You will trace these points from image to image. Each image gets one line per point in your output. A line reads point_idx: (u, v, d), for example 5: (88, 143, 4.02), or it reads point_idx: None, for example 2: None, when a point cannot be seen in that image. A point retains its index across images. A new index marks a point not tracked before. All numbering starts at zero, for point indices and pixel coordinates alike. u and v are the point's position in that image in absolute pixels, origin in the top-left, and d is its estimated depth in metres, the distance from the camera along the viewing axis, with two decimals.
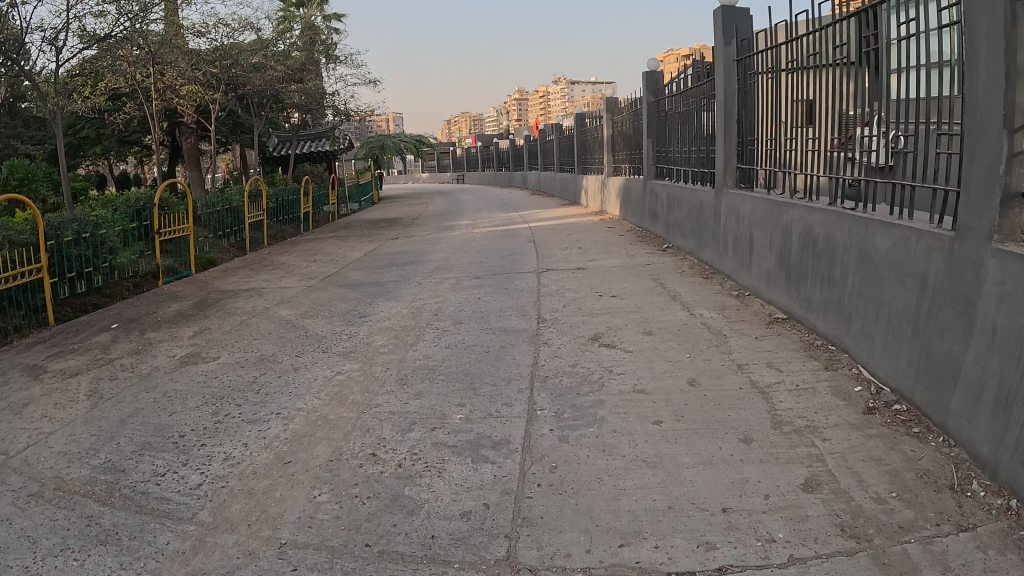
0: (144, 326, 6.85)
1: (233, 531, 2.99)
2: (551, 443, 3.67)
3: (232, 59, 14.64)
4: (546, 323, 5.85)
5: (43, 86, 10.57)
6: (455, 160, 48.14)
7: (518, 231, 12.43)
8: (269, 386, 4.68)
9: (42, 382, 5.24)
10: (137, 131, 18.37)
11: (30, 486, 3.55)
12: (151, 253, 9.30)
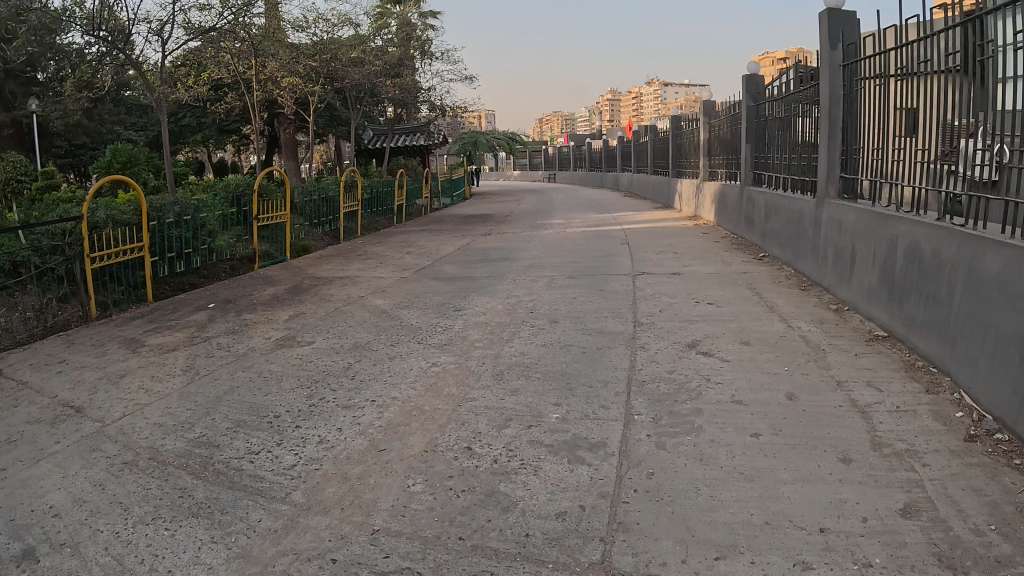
0: (240, 307, 7.04)
1: (325, 514, 3.02)
2: (649, 448, 3.60)
3: (331, 53, 14.95)
4: (641, 327, 5.75)
5: (150, 75, 11.02)
6: (546, 159, 48.12)
7: (611, 233, 12.33)
8: (363, 373, 4.74)
9: (140, 355, 5.45)
10: (236, 120, 19.00)
11: (125, 454, 3.69)
12: (249, 237, 9.59)
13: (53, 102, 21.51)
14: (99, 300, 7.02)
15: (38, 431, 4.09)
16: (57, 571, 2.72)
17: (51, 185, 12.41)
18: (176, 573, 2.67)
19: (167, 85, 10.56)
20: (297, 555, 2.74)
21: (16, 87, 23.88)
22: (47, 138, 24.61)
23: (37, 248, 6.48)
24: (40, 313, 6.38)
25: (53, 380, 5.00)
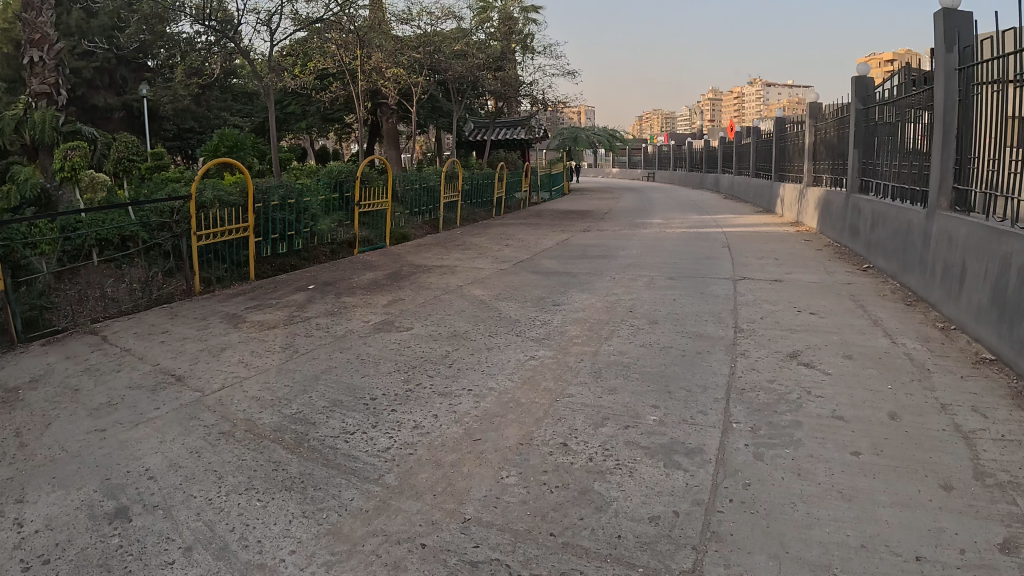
0: (340, 290, 7.22)
1: (416, 498, 3.06)
2: (745, 458, 3.52)
3: (434, 45, 15.13)
4: (741, 334, 5.63)
5: (258, 64, 11.42)
6: (645, 158, 47.58)
7: (711, 235, 12.11)
8: (461, 362, 4.79)
9: (241, 331, 5.65)
10: (340, 109, 19.48)
11: (223, 425, 3.84)
12: (350, 223, 9.83)
13: (166, 88, 22.42)
14: (203, 277, 7.34)
15: (139, 397, 4.30)
16: (149, 532, 2.85)
17: (160, 165, 13.03)
18: (265, 543, 2.75)
19: (274, 74, 10.93)
20: (388, 537, 2.78)
21: (130, 73, 24.94)
22: (158, 121, 25.65)
23: (147, 225, 6.83)
24: (145, 285, 6.81)
25: (157, 350, 5.24)
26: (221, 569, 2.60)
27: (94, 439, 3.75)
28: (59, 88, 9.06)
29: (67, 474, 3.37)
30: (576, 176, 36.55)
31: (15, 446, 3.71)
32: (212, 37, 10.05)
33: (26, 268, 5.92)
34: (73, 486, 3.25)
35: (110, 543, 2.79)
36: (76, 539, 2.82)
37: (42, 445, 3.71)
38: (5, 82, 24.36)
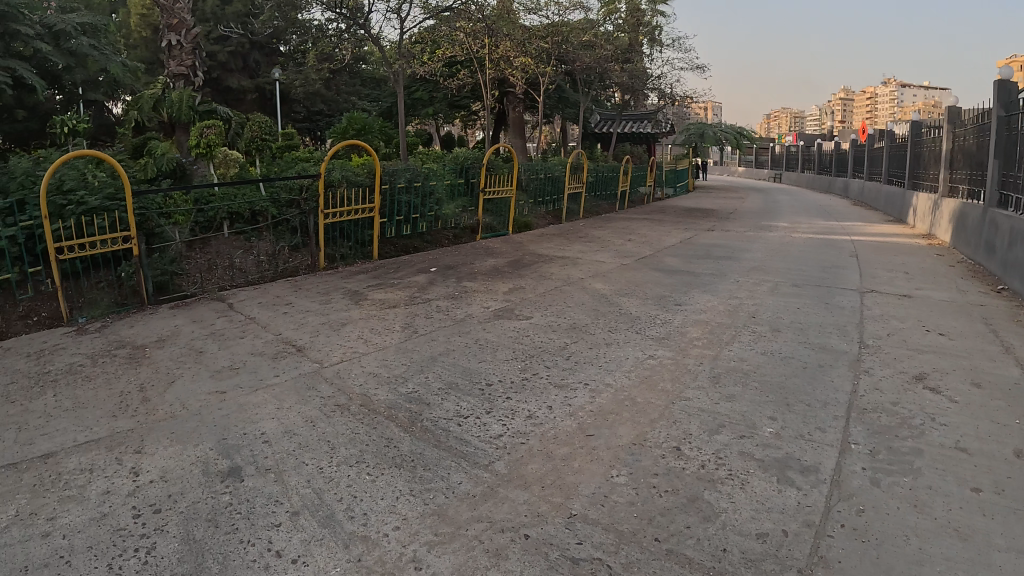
0: (460, 274, 7.30)
1: (524, 488, 3.04)
2: (861, 483, 3.29)
3: (562, 35, 15.05)
4: (867, 349, 5.34)
5: (387, 51, 11.69)
6: (773, 157, 46.11)
7: (840, 243, 11.59)
8: (579, 355, 4.74)
9: (361, 307, 5.79)
10: (468, 96, 19.72)
11: (338, 397, 3.94)
12: (474, 208, 9.92)
13: (297, 72, 23.29)
14: (328, 253, 7.59)
15: (261, 363, 4.48)
16: (259, 493, 2.95)
17: (293, 145, 13.54)
18: (370, 516, 2.79)
19: (402, 61, 11.17)
20: (492, 524, 2.77)
21: (263, 57, 26.00)
22: (289, 103, 26.64)
23: (275, 201, 7.19)
24: (272, 258, 7.12)
25: (280, 320, 5.44)
26: (324, 537, 2.65)
27: (213, 400, 3.93)
28: (197, 70, 9.64)
29: (187, 430, 3.54)
30: (700, 173, 35.80)
31: (141, 402, 3.94)
32: (342, 25, 10.37)
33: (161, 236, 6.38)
34: (193, 443, 3.40)
35: (221, 500, 2.90)
36: (188, 493, 2.96)
37: (166, 403, 3.91)
38: (144, 62, 25.99)
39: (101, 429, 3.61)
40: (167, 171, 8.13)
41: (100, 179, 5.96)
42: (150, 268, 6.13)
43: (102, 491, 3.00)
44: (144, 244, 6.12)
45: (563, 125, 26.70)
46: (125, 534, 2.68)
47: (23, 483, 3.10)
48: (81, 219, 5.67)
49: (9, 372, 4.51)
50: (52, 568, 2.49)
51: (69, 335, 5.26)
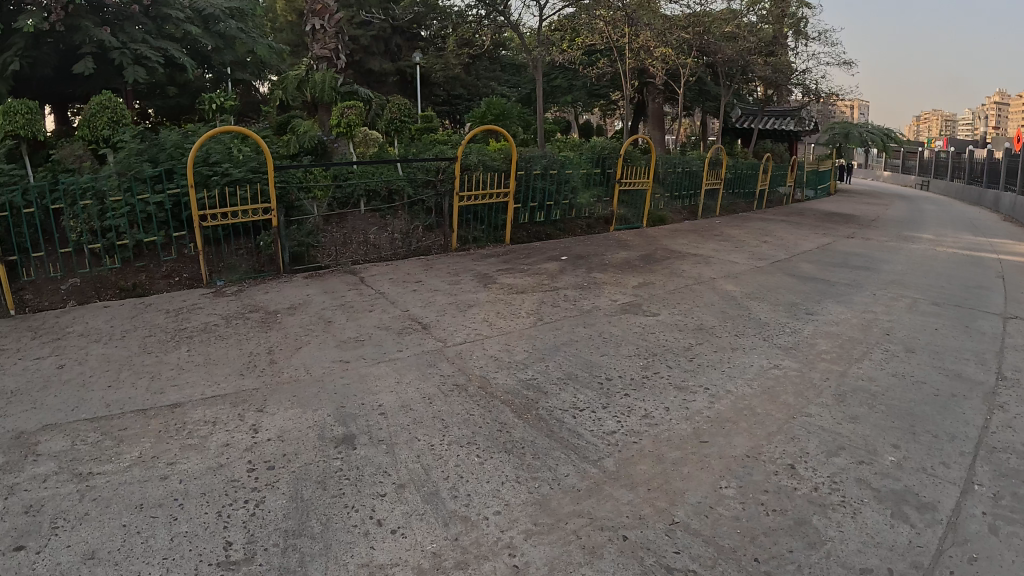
0: (590, 265, 7.24)
1: (630, 488, 2.97)
2: (980, 529, 2.91)
3: (705, 27, 14.50)
4: (1008, 381, 4.90)
5: (526, 37, 11.71)
6: (920, 163, 43.63)
7: (989, 261, 10.80)
8: (703, 358, 4.61)
9: (490, 291, 5.85)
10: (607, 86, 19.47)
11: (457, 377, 3.97)
12: (609, 199, 9.79)
13: (437, 56, 23.62)
14: (460, 235, 7.71)
15: (385, 337, 4.57)
16: (368, 463, 3.00)
17: (430, 127, 13.74)
18: (474, 499, 2.78)
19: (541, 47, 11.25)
20: (593, 520, 2.71)
21: (404, 41, 26.34)
22: (428, 87, 27.03)
23: (412, 181, 7.32)
24: (406, 236, 7.31)
25: (408, 297, 5.54)
26: (426, 512, 2.66)
27: (336, 368, 4.04)
28: (340, 52, 9.98)
29: (307, 395, 3.66)
30: (842, 173, 34.24)
31: (267, 363, 4.13)
32: (483, 9, 10.52)
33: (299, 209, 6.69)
34: (312, 407, 3.51)
35: (331, 465, 2.97)
36: (302, 454, 3.05)
37: (291, 366, 4.08)
38: (291, 45, 26.93)
39: (227, 385, 3.81)
40: (308, 148, 8.39)
41: (244, 155, 6.31)
42: (288, 239, 6.47)
43: (221, 443, 3.15)
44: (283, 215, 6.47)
45: (700, 121, 26.07)
46: (237, 486, 2.80)
47: (150, 429, 3.31)
48: (225, 190, 6.05)
49: (152, 326, 4.88)
50: (165, 509, 2.65)
51: (207, 297, 5.64)
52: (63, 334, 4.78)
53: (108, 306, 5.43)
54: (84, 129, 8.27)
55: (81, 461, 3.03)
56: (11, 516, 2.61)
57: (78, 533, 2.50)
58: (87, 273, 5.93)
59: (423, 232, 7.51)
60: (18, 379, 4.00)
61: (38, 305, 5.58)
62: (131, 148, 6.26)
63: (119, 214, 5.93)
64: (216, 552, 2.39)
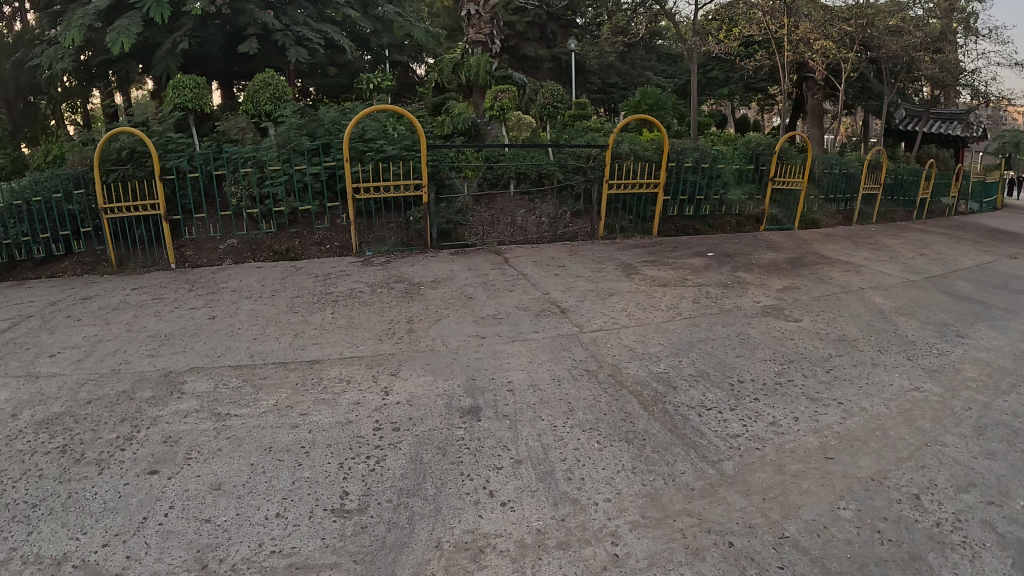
0: (738, 261, 5.95)
1: (745, 495, 2.53)
2: None
3: (867, 17, 12.57)
4: None
5: (679, 25, 11.18)
6: None
7: None
8: (848, 370, 3.62)
9: (633, 280, 5.37)
10: (765, 79, 17.69)
11: (589, 362, 3.73)
12: (761, 198, 8.55)
13: (593, 43, 23.05)
14: (607, 223, 7.52)
15: (524, 317, 4.53)
16: (490, 435, 2.99)
17: (584, 113, 13.18)
18: (588, 483, 2.63)
19: (698, 37, 11.05)
20: (699, 521, 2.38)
21: (559, 28, 25.39)
22: (584, 73, 26.50)
23: (562, 167, 7.30)
24: (553, 221, 7.30)
25: (551, 280, 5.40)
26: (538, 490, 2.60)
27: (471, 342, 4.10)
28: (494, 38, 10.10)
29: (440, 364, 3.78)
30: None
31: (406, 331, 4.34)
32: None
33: (450, 187, 7.00)
34: (443, 376, 3.62)
35: (454, 433, 3.02)
36: (427, 419, 3.15)
37: (429, 336, 4.23)
38: (448, 31, 25.79)
39: (367, 349, 4.07)
40: (462, 130, 8.58)
41: (398, 132, 6.74)
42: (438, 216, 6.79)
43: (353, 401, 3.37)
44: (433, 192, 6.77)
45: (866, 121, 24.12)
46: (362, 442, 2.98)
47: (288, 380, 3.68)
48: (377, 166, 6.53)
49: (301, 289, 5.42)
50: (292, 454, 2.91)
51: (356, 266, 6.08)
52: (216, 290, 5.57)
53: (260, 268, 6.18)
54: (248, 104, 8.76)
55: (222, 402, 3.46)
56: (153, 444, 3.08)
57: (210, 466, 2.86)
58: (246, 236, 6.79)
59: (571, 218, 7.44)
60: (177, 326, 4.75)
61: (196, 261, 6.57)
62: (290, 122, 6.82)
63: (277, 183, 6.67)
64: (331, 500, 2.57)
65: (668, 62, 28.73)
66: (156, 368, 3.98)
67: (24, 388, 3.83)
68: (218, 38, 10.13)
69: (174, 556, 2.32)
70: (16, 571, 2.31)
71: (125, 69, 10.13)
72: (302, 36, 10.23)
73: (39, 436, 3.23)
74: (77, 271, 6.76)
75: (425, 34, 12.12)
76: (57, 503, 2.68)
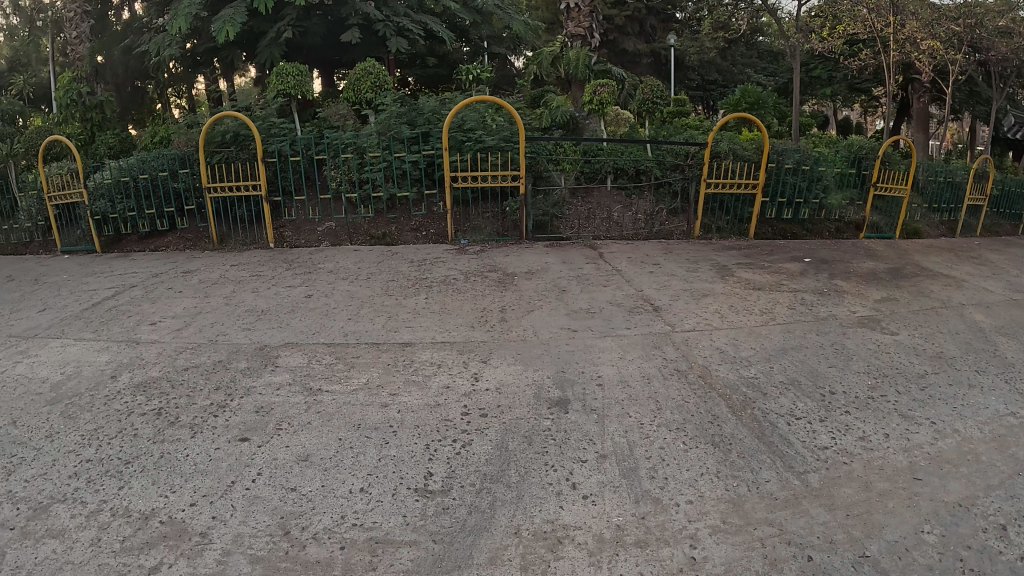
0: (836, 270, 5.76)
1: (829, 509, 2.46)
2: None
3: (978, 17, 11.92)
4: None
5: (781, 22, 10.85)
6: None
7: None
8: (945, 390, 3.45)
9: (728, 283, 5.25)
10: (870, 80, 17.00)
11: (680, 362, 3.70)
12: (863, 204, 8.00)
13: (694, 40, 22.60)
14: (703, 224, 7.19)
15: (617, 313, 4.50)
16: (576, 428, 2.99)
17: (682, 111, 12.63)
18: (670, 483, 2.61)
19: (802, 36, 10.69)
20: (780, 532, 2.34)
21: (659, 23, 24.91)
22: (682, 70, 26.15)
23: (661, 164, 7.43)
24: (650, 218, 7.22)
25: (645, 278, 5.33)
26: (621, 485, 2.59)
27: (563, 335, 4.11)
28: (594, 32, 10.08)
29: (530, 354, 3.80)
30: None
31: (498, 320, 4.37)
32: None
33: (547, 180, 7.06)
34: (533, 366, 3.63)
35: (541, 423, 3.03)
36: (515, 408, 3.17)
37: (521, 326, 4.26)
38: (545, 23, 25.66)
39: (458, 335, 4.13)
40: (560, 123, 8.46)
41: (497, 123, 6.88)
42: (533, 208, 6.76)
43: (443, 385, 3.42)
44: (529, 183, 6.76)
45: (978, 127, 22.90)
46: (449, 425, 3.02)
47: (381, 360, 3.76)
48: (476, 155, 6.65)
49: (395, 273, 5.51)
50: (379, 432, 2.97)
51: (450, 254, 6.15)
52: (313, 271, 5.72)
53: (357, 251, 6.33)
54: (350, 92, 8.93)
55: (314, 377, 3.56)
56: (245, 413, 3.19)
57: (298, 437, 2.95)
58: (344, 219, 7.01)
59: (668, 216, 7.32)
60: (273, 301, 4.91)
61: (295, 242, 6.84)
62: (391, 110, 7.03)
63: (376, 169, 6.86)
64: (415, 479, 2.63)
65: (768, 60, 27.97)
66: (251, 341, 4.14)
67: (127, 353, 4.06)
68: (319, 27, 10.31)
69: (258, 520, 2.41)
70: (106, 522, 2.44)
71: (230, 57, 10.49)
72: (402, 27, 10.40)
73: (137, 398, 3.41)
74: (181, 246, 7.16)
75: (524, 27, 12.10)
76: (150, 461, 2.81)
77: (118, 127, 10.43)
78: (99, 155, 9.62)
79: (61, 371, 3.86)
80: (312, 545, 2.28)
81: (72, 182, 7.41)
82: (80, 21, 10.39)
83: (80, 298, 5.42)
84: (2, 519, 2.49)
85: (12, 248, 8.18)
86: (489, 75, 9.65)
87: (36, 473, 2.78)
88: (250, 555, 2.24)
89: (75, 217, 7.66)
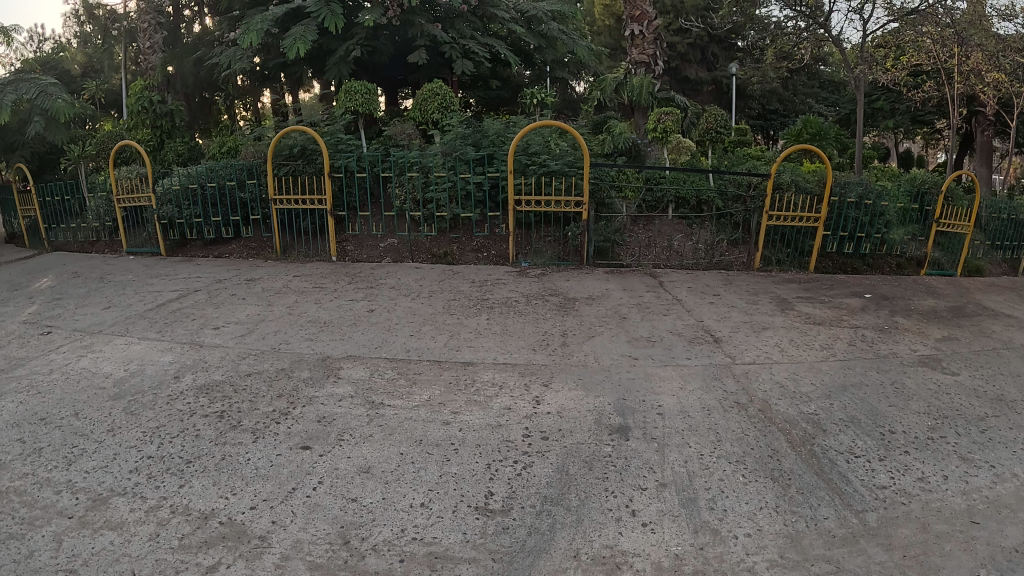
0: (897, 306, 5.68)
1: (885, 549, 2.44)
2: None
3: None
4: None
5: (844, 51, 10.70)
6: None
7: None
8: (1006, 433, 3.37)
9: (787, 316, 5.21)
10: (934, 112, 16.76)
11: (740, 395, 3.68)
12: (924, 240, 7.85)
13: (756, 69, 22.58)
14: (763, 256, 7.13)
15: (677, 343, 4.49)
16: (637, 456, 3.01)
17: (744, 141, 12.42)
18: (729, 515, 2.60)
19: (867, 65, 10.52)
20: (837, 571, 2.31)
21: (722, 51, 24.87)
22: (743, 99, 26.43)
23: (722, 194, 7.49)
24: (710, 247, 7.25)
25: (704, 308, 5.33)
26: (680, 514, 2.60)
27: (624, 361, 4.13)
28: (657, 59, 10.14)
29: (591, 380, 3.82)
30: None
31: (560, 345, 4.40)
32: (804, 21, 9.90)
33: (609, 207, 7.10)
34: (594, 393, 3.65)
35: (602, 449, 3.05)
36: (577, 433, 3.19)
37: (582, 352, 4.29)
38: (607, 49, 25.94)
39: (519, 357, 4.17)
40: (622, 149, 8.47)
41: (561, 148, 6.95)
42: (594, 234, 6.79)
43: (504, 406, 3.46)
44: (592, 208, 6.78)
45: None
46: (510, 446, 3.06)
47: (442, 378, 3.82)
48: (541, 179, 6.71)
49: (456, 293, 5.59)
50: (440, 449, 3.02)
51: (511, 275, 6.22)
52: (374, 286, 5.82)
53: (416, 268, 6.44)
54: (417, 112, 9.11)
55: (376, 391, 3.63)
56: (307, 422, 3.27)
57: (360, 449, 3.01)
58: (407, 236, 7.15)
59: (728, 246, 7.31)
60: (336, 314, 5.02)
61: (357, 256, 7.02)
62: (458, 131, 7.19)
63: (440, 188, 6.92)
64: (476, 498, 2.67)
65: (831, 89, 27.72)
66: (314, 352, 4.23)
67: (191, 355, 4.18)
68: (387, 47, 10.50)
69: (318, 528, 2.47)
70: (165, 518, 2.52)
71: (298, 72, 10.78)
72: (468, 49, 10.58)
73: (199, 400, 3.51)
74: (245, 254, 7.38)
75: (588, 51, 12.16)
76: (211, 462, 2.89)
77: (186, 134, 10.77)
78: (167, 161, 9.95)
79: (125, 368, 4.00)
80: (371, 556, 2.33)
81: (140, 186, 7.68)
82: (152, 32, 10.70)
83: (144, 299, 5.59)
84: (63, 507, 2.59)
85: (80, 247, 8.47)
86: (552, 98, 9.73)
87: (98, 466, 2.88)
88: (308, 561, 2.30)
89: (142, 218, 7.90)
